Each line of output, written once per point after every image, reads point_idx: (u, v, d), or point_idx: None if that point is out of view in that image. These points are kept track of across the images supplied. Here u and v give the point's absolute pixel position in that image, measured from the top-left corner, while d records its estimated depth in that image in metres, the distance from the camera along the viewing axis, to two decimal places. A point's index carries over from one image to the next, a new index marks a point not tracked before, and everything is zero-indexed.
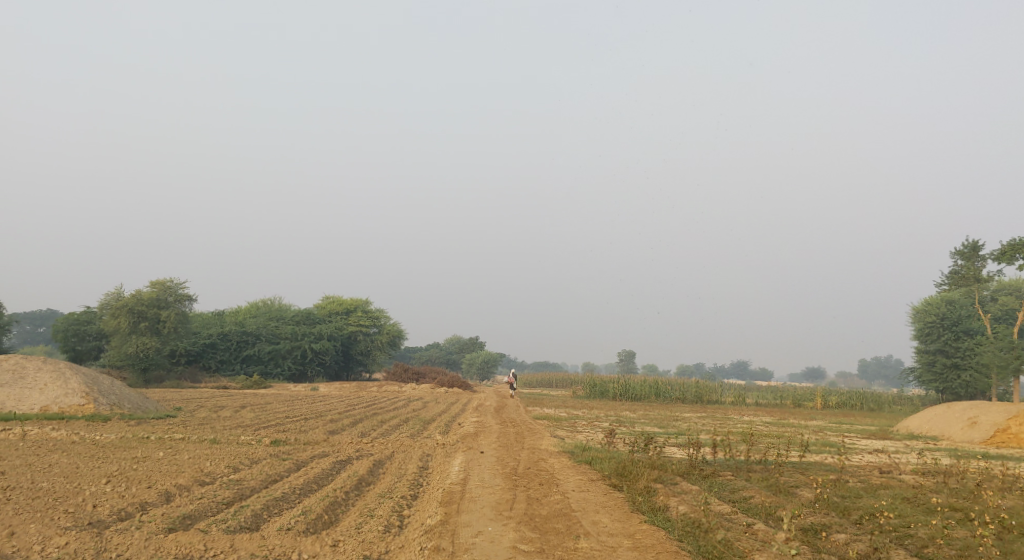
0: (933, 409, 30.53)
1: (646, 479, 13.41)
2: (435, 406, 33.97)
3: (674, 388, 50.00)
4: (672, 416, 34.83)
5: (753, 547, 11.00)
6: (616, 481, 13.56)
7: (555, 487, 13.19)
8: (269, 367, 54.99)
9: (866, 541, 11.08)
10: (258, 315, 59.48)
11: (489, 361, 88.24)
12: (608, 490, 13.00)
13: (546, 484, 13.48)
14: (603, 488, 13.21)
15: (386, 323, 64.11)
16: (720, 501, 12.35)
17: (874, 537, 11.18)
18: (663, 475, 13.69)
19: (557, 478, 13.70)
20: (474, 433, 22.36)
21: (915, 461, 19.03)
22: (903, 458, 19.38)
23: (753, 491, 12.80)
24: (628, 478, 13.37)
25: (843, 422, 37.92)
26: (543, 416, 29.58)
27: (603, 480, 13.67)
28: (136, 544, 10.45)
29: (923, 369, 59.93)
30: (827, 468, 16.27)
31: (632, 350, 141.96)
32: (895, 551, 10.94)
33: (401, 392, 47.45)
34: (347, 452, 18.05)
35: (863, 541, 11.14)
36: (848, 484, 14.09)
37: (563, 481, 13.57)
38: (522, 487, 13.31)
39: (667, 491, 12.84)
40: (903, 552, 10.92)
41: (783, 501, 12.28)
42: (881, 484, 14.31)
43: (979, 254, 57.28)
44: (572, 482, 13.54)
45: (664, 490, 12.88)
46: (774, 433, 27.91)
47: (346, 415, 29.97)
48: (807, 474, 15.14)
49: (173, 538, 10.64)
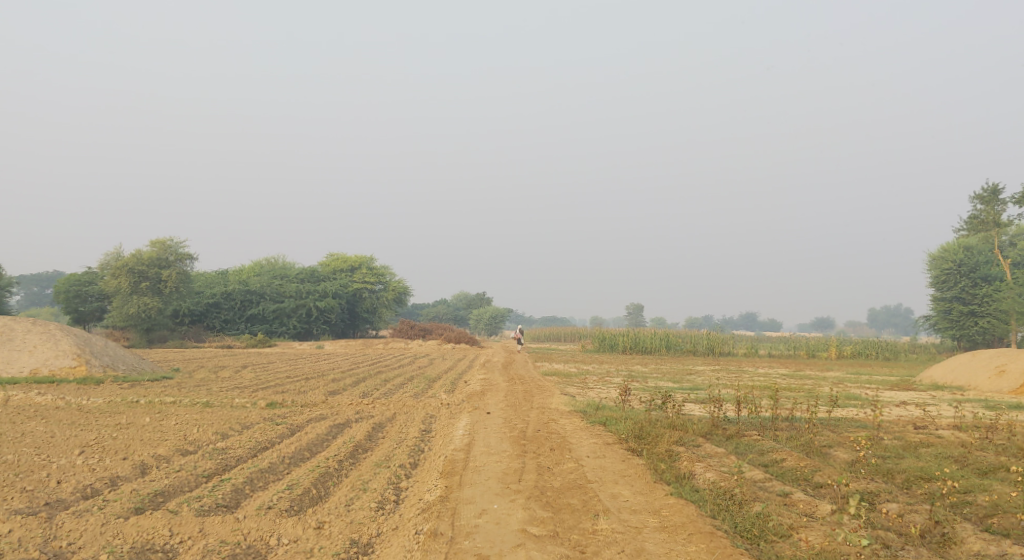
0: (957, 359, 29.46)
1: (667, 442, 12.36)
2: (440, 364, 33.06)
3: (685, 340, 49.01)
4: (685, 369, 33.88)
5: (795, 524, 10.00)
6: (633, 444, 12.53)
7: (568, 454, 12.17)
8: (274, 326, 54.09)
9: (924, 513, 10.14)
10: (262, 273, 58.41)
11: (496, 317, 87.37)
12: (627, 456, 11.98)
13: (558, 449, 12.43)
14: (621, 453, 12.18)
15: (392, 279, 63.11)
16: (751, 466, 11.36)
17: (933, 508, 10.24)
18: (684, 436, 12.66)
19: (569, 443, 12.65)
20: (481, 392, 21.31)
21: (947, 414, 17.98)
22: (934, 410, 18.33)
23: (786, 454, 11.79)
24: (647, 442, 12.33)
25: (861, 372, 37.01)
26: (553, 371, 28.58)
27: (620, 443, 12.62)
28: (91, 531, 9.54)
29: (938, 317, 58.78)
30: (858, 425, 15.21)
31: (640, 304, 141.20)
32: (961, 525, 9.97)
33: (407, 349, 46.61)
34: (347, 414, 17.02)
35: (920, 512, 10.21)
36: (885, 441, 13.08)
37: (576, 446, 12.54)
38: (532, 454, 12.29)
39: (691, 455, 11.82)
40: (969, 527, 9.96)
41: (821, 466, 11.30)
42: (920, 440, 13.30)
43: (998, 198, 55.78)
44: (587, 447, 12.50)
45: (688, 454, 11.85)
46: (793, 386, 26.87)
47: (349, 374, 29.01)
48: (838, 432, 14.13)
49: (134, 523, 9.75)
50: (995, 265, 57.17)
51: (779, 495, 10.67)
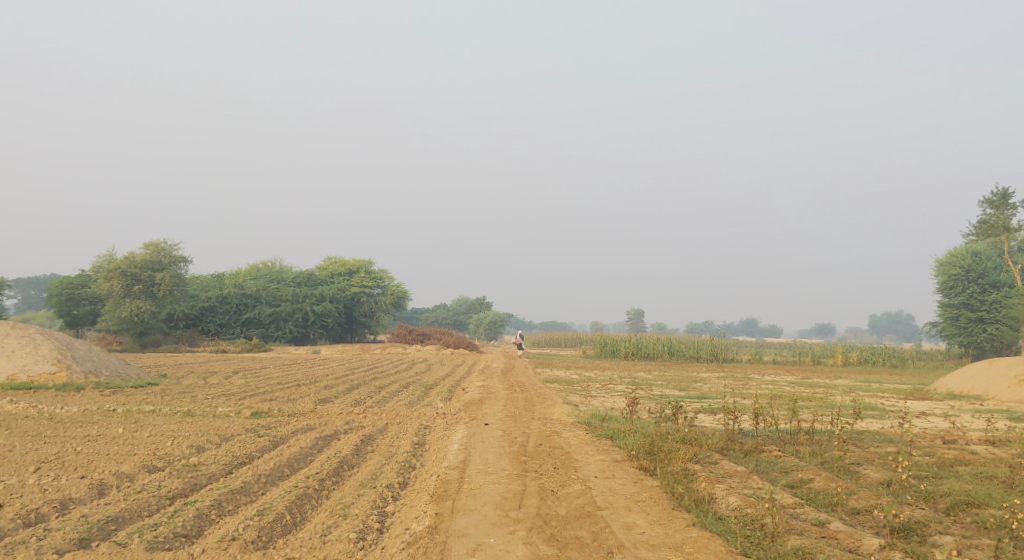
0: (974, 367, 28.36)
1: (681, 460, 11.35)
2: (438, 370, 31.99)
3: (688, 346, 47.95)
4: (691, 376, 32.83)
5: None
6: (645, 461, 11.51)
7: (574, 474, 11.12)
8: (270, 331, 53.03)
9: (985, 549, 9.16)
10: (259, 277, 57.36)
11: (496, 322, 86.32)
12: (638, 476, 10.96)
13: (562, 469, 11.38)
14: (632, 473, 11.15)
15: (391, 283, 62.13)
16: (777, 488, 10.40)
17: (994, 542, 9.27)
18: (700, 453, 11.65)
19: (575, 462, 11.61)
20: (479, 401, 20.25)
21: (973, 427, 16.91)
22: (958, 422, 17.32)
23: (815, 475, 10.82)
24: (660, 460, 11.31)
25: (871, 380, 35.96)
26: (554, 378, 27.51)
27: (630, 461, 11.60)
28: None
29: (946, 324, 57.71)
30: (884, 438, 14.19)
31: (641, 310, 140.16)
32: None
33: (404, 354, 45.53)
34: (336, 425, 15.99)
35: (980, 548, 9.23)
36: (918, 457, 12.14)
37: (582, 465, 11.51)
38: (535, 474, 11.25)
39: (711, 476, 10.81)
40: None
41: (859, 490, 10.33)
42: (954, 456, 12.35)
43: (1009, 202, 54.74)
44: (594, 466, 11.47)
45: (707, 475, 10.85)
46: (804, 395, 25.81)
47: (344, 380, 27.97)
48: (864, 446, 13.16)
49: None
50: (1005, 271, 56.13)
51: (815, 525, 9.67)
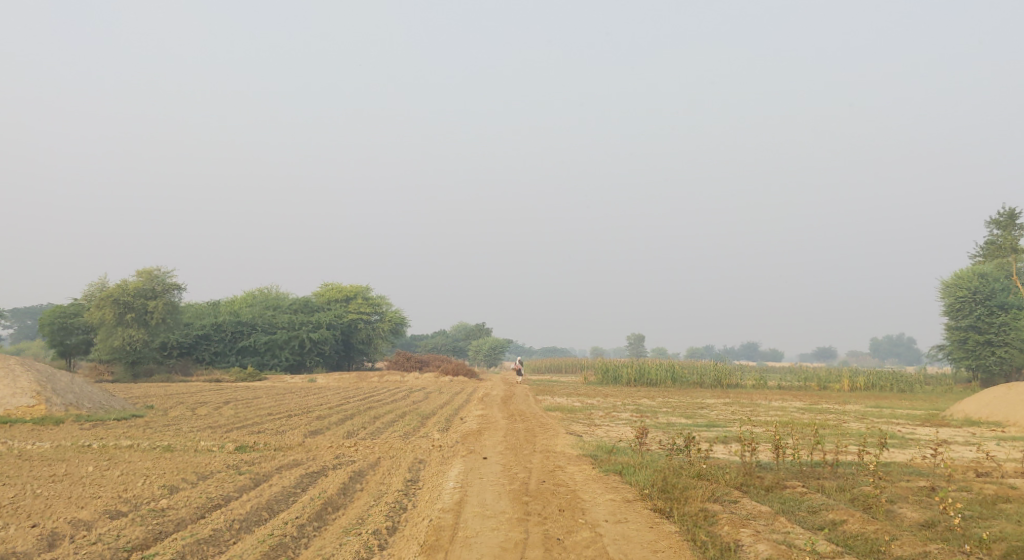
0: (990, 392, 27.51)
1: (700, 500, 10.39)
2: (436, 399, 31.00)
3: (692, 371, 46.87)
4: (697, 402, 31.83)
5: None
6: (659, 501, 10.55)
7: (581, 518, 10.14)
8: (266, 359, 51.97)
9: None
10: (255, 304, 56.39)
11: (496, 348, 85.23)
12: (654, 520, 9.99)
13: (569, 511, 10.40)
14: (647, 516, 10.19)
15: (388, 309, 61.23)
16: (810, 534, 9.50)
17: None
18: (720, 491, 10.70)
19: (582, 503, 10.63)
20: (478, 431, 19.19)
21: (1000, 457, 15.97)
22: (987, 452, 16.35)
23: (848, 515, 9.95)
24: (677, 500, 10.35)
25: (882, 405, 34.95)
26: (556, 406, 26.49)
27: (643, 501, 10.63)
28: None
29: (953, 347, 56.68)
30: (913, 471, 13.21)
31: (641, 335, 139.09)
32: None
33: (402, 382, 44.55)
34: (325, 460, 14.97)
35: None
36: (957, 492, 11.27)
37: (590, 506, 10.52)
38: (538, 518, 10.25)
39: (734, 519, 9.87)
40: None
41: (901, 535, 9.46)
42: (995, 492, 11.44)
43: (1016, 222, 53.93)
44: (603, 507, 10.49)
45: (730, 517, 9.93)
46: (816, 423, 24.82)
47: (338, 410, 26.92)
48: (895, 479, 12.23)
49: None
50: (1012, 293, 55.21)
51: None
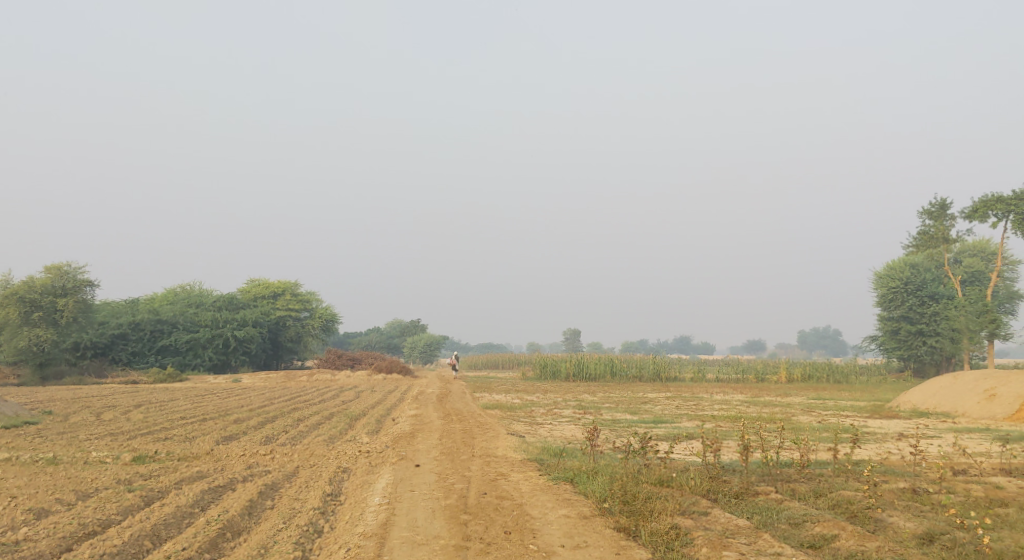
0: (936, 381, 27.08)
1: (669, 517, 9.32)
2: (367, 398, 29.27)
3: (630, 365, 45.97)
4: (639, 397, 30.79)
5: None
6: (621, 518, 9.43)
7: (533, 544, 8.97)
8: (188, 358, 49.32)
9: None
10: (176, 301, 53.52)
11: (431, 344, 83.35)
12: (620, 546, 8.85)
13: (517, 534, 9.23)
14: (610, 537, 9.07)
15: (318, 306, 59.02)
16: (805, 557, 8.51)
17: None
18: (689, 505, 9.62)
19: (531, 523, 9.43)
20: (410, 434, 17.46)
21: (962, 451, 15.16)
22: (949, 446, 15.50)
23: (839, 529, 9.05)
24: (642, 517, 9.29)
25: (823, 397, 34.52)
26: (494, 404, 25.07)
27: (602, 517, 9.47)
28: None
29: (886, 338, 57.10)
30: (889, 470, 12.18)
31: (577, 330, 138.34)
32: None
33: (332, 381, 42.65)
34: (235, 471, 13.22)
35: None
36: (948, 492, 10.47)
37: (540, 526, 9.36)
38: (479, 545, 9.06)
39: (712, 539, 8.85)
40: None
41: (911, 554, 8.57)
42: (983, 491, 10.64)
43: (948, 213, 54.41)
44: (558, 528, 9.32)
45: (706, 536, 8.92)
46: (764, 416, 23.95)
47: (259, 412, 24.98)
48: (877, 476, 11.31)
49: None
50: (943, 283, 55.70)
51: None
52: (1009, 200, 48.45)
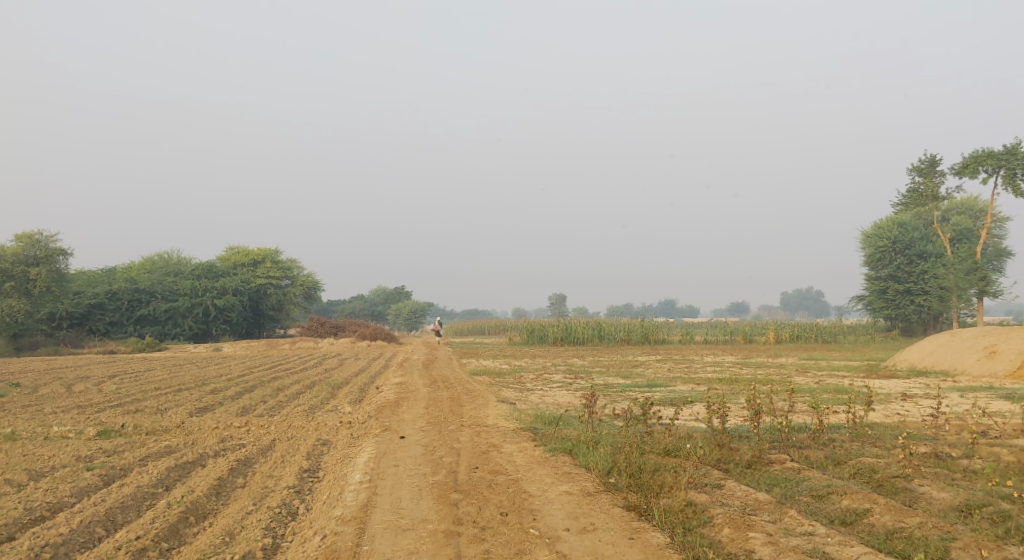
0: (932, 339, 26.46)
1: (682, 493, 8.95)
2: (350, 365, 28.37)
3: (618, 328, 45.28)
4: (629, 361, 30.09)
5: None
6: (634, 496, 9.01)
7: (533, 529, 8.50)
8: (167, 328, 48.13)
9: None
10: (154, 270, 52.15)
11: (416, 311, 82.40)
12: (633, 529, 8.43)
13: (515, 516, 8.76)
14: (620, 519, 8.66)
15: (300, 273, 57.85)
16: (843, 539, 8.17)
17: None
18: (703, 480, 9.28)
19: (530, 505, 8.94)
20: (395, 404, 16.48)
21: (969, 410, 14.59)
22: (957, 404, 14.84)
23: (871, 503, 8.74)
24: (653, 493, 8.94)
25: (814, 357, 34.00)
26: (482, 370, 24.27)
27: (613, 497, 9.05)
28: None
29: (873, 297, 56.61)
30: (903, 431, 11.53)
31: (561, 295, 137.69)
32: None
33: (315, 349, 41.77)
34: (206, 445, 12.32)
35: None
36: (976, 451, 10.11)
37: (541, 506, 8.90)
38: (473, 530, 8.53)
39: (734, 518, 8.51)
40: None
41: (958, 532, 8.23)
42: (1008, 450, 10.24)
43: (938, 170, 53.64)
44: (561, 510, 8.84)
45: (727, 515, 8.57)
46: (761, 377, 23.29)
47: (237, 382, 24.00)
48: (895, 437, 10.89)
49: None
50: (931, 242, 55.11)
51: None
52: (1000, 155, 47.75)
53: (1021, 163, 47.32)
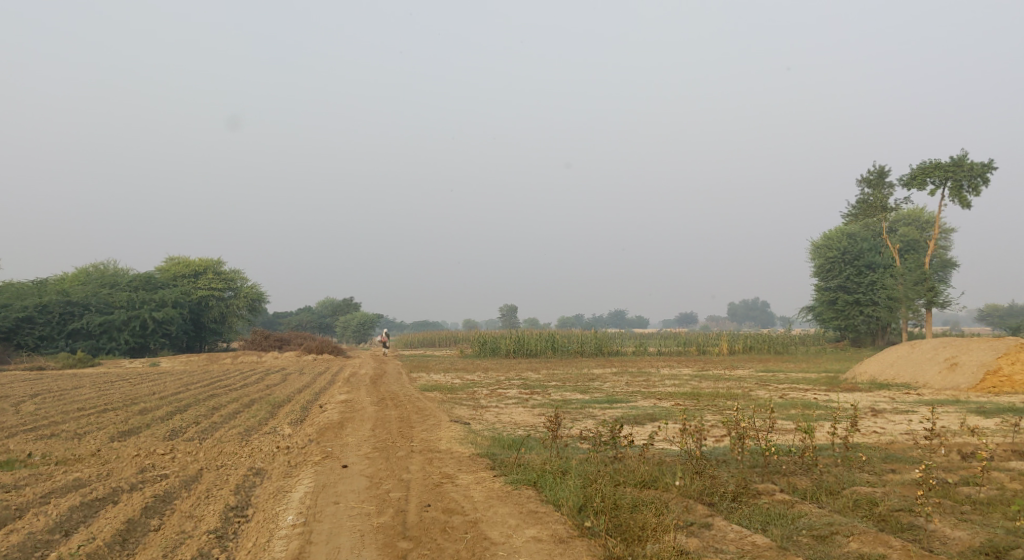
0: (891, 350, 25.85)
1: (670, 535, 8.26)
2: (293, 381, 26.94)
3: (571, 340, 44.41)
4: (585, 374, 29.13)
5: None
6: (620, 541, 8.27)
7: None
8: (101, 343, 45.92)
9: None
10: (88, 282, 49.84)
11: (365, 323, 80.73)
12: None
13: None
14: None
15: (244, 285, 55.94)
16: None
17: None
18: (694, 521, 8.61)
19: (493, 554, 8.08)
20: (339, 426, 15.20)
21: (943, 426, 13.91)
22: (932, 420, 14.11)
23: (884, 546, 8.16)
24: (638, 539, 8.22)
25: (770, 369, 33.46)
26: (432, 385, 23.10)
27: (595, 541, 8.27)
28: None
29: (823, 308, 56.63)
30: (886, 451, 10.92)
31: (513, 306, 136.79)
32: None
33: (258, 363, 40.16)
34: (124, 476, 11.07)
35: None
36: (971, 472, 9.69)
37: None
38: None
39: None
40: None
41: None
42: (1004, 470, 9.79)
43: (886, 181, 53.81)
44: None
45: None
46: (720, 391, 22.51)
47: (170, 401, 22.44)
48: (881, 455, 10.37)
49: None
50: (880, 252, 55.27)
51: None
52: (947, 167, 48.02)
53: (967, 175, 47.65)
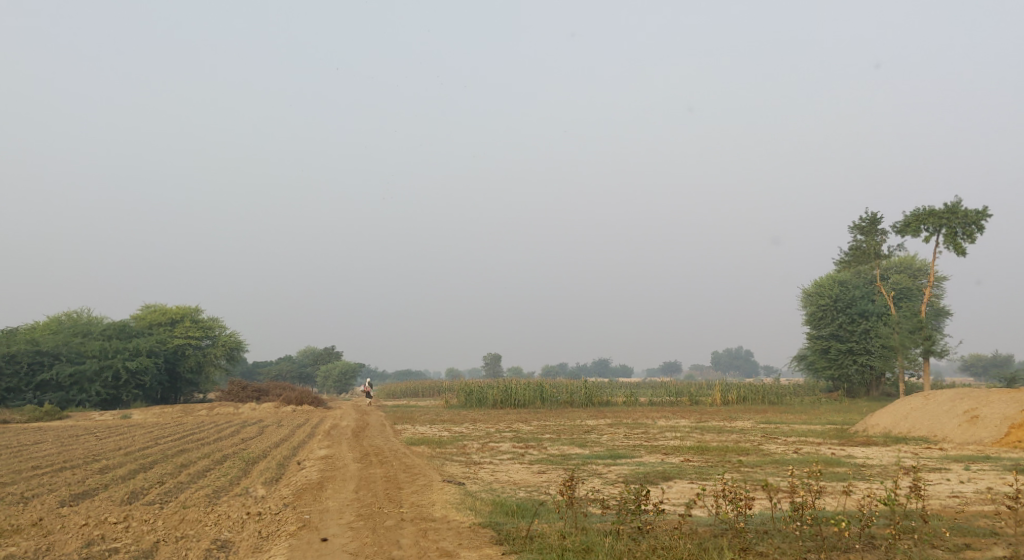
0: (904, 401, 24.49)
1: None
2: (271, 435, 25.24)
3: (560, 390, 42.88)
4: (578, 426, 27.59)
5: None
6: None
7: None
8: (71, 394, 43.89)
9: None
10: (60, 331, 47.91)
11: (347, 373, 78.78)
12: None
13: None
14: None
15: (222, 332, 54.15)
16: None
17: None
18: None
19: None
20: (319, 486, 13.63)
21: (986, 487, 12.77)
22: (971, 483, 12.93)
23: None
24: None
25: (771, 421, 31.96)
26: (417, 439, 21.57)
27: None
28: None
29: (816, 357, 55.37)
30: (942, 521, 9.95)
31: (497, 355, 134.92)
32: None
33: (236, 415, 38.38)
34: (69, 552, 9.59)
35: None
36: None
37: None
38: None
39: None
40: None
41: None
42: None
43: (879, 228, 52.99)
44: None
45: None
46: (724, 445, 21.10)
47: (134, 457, 20.73)
48: (941, 528, 9.61)
49: None
50: (873, 300, 54.25)
51: None
52: (941, 214, 47.32)
53: (961, 222, 46.95)
